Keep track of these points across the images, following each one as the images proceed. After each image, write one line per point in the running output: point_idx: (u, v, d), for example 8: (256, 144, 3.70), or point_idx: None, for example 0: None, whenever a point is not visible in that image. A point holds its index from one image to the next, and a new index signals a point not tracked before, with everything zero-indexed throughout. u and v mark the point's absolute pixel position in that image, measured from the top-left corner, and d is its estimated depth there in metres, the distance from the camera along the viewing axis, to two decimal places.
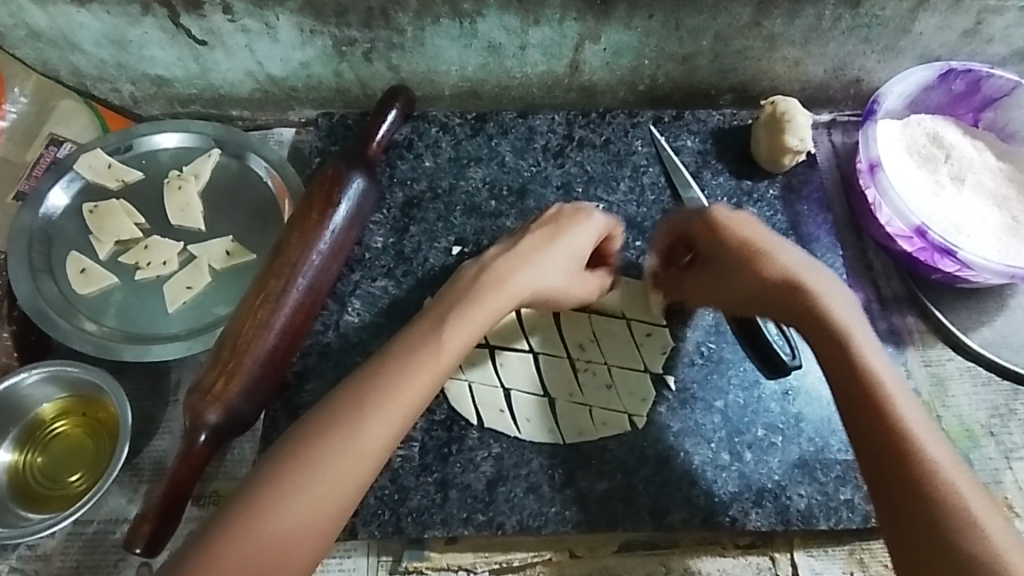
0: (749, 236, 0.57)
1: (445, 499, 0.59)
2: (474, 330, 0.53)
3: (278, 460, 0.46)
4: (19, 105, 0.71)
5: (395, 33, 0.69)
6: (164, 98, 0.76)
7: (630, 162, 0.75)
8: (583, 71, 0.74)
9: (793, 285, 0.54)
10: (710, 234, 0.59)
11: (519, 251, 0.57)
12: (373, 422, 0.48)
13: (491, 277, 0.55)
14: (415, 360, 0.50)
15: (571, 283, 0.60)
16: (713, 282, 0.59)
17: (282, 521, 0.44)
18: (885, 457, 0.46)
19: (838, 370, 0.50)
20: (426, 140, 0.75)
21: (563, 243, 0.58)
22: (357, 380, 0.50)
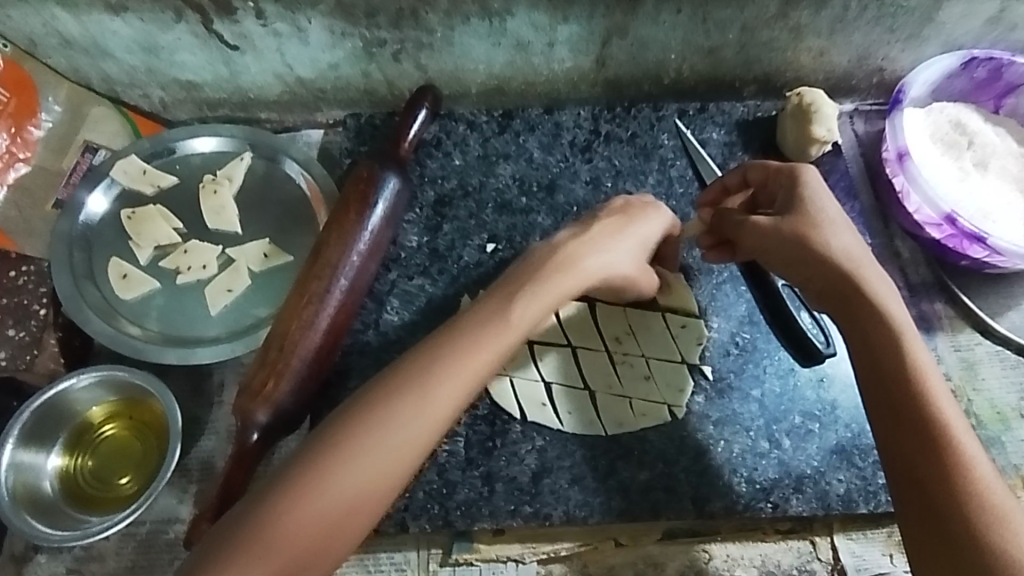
0: (820, 199, 0.56)
1: (492, 492, 0.59)
2: (537, 316, 0.53)
3: (325, 444, 0.48)
4: (53, 112, 0.70)
5: (424, 33, 0.68)
6: (193, 102, 0.76)
7: (657, 155, 0.76)
8: (610, 66, 0.74)
9: (846, 260, 0.53)
10: (787, 188, 0.57)
11: (592, 235, 0.57)
12: (421, 411, 0.49)
13: (562, 260, 0.55)
14: (473, 346, 0.50)
15: (639, 272, 0.60)
16: (770, 233, 0.55)
17: (321, 510, 0.46)
18: (912, 437, 0.48)
19: (876, 348, 0.51)
20: (454, 138, 0.76)
21: (632, 230, 0.59)
22: (407, 367, 0.50)
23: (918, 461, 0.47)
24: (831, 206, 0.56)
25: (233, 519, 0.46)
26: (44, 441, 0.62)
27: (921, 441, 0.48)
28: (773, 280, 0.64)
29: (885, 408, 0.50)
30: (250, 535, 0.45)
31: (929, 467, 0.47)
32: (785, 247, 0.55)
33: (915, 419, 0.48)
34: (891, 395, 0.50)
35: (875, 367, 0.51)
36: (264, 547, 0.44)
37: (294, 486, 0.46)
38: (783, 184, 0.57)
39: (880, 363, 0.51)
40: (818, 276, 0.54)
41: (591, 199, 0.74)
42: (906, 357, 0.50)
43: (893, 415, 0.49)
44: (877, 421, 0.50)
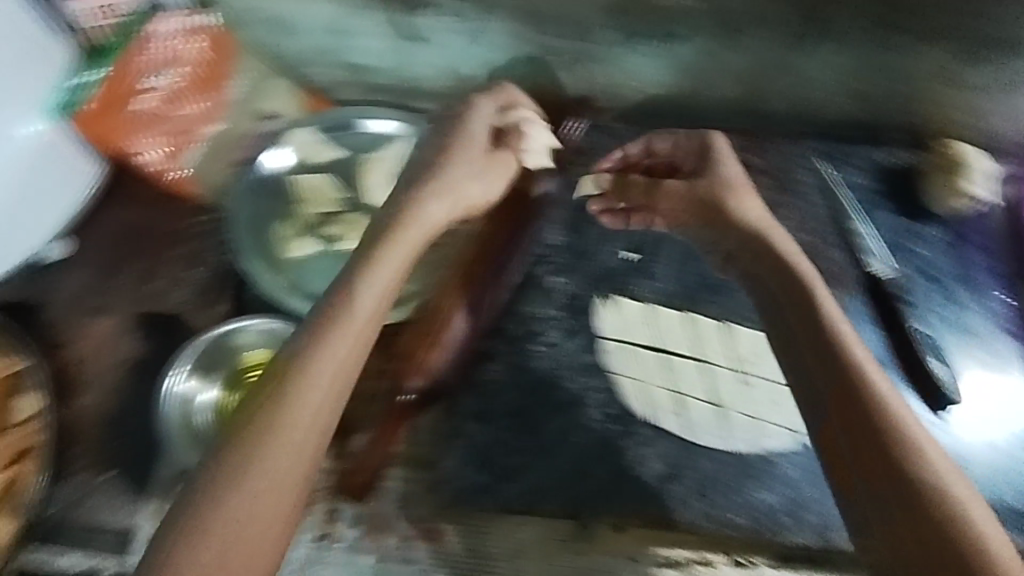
0: (726, 164, 0.71)
1: (620, 488, 0.63)
2: (389, 282, 0.57)
3: (246, 418, 0.47)
4: (241, 81, 0.73)
5: (593, 46, 0.72)
6: (359, 87, 0.77)
7: (797, 191, 0.76)
8: (762, 98, 0.75)
9: (755, 225, 0.65)
10: (693, 154, 0.73)
11: (457, 159, 0.67)
12: (315, 380, 0.49)
13: (441, 185, 0.65)
14: (337, 321, 0.52)
15: (491, 177, 0.69)
16: (689, 189, 0.69)
17: (254, 492, 0.45)
18: (873, 445, 0.48)
19: (807, 355, 0.55)
20: (598, 148, 0.77)
21: (467, 154, 0.68)
22: (294, 347, 0.51)
23: (879, 470, 0.47)
24: (733, 171, 0.70)
25: (153, 555, 0.42)
26: (208, 372, 0.67)
27: (875, 447, 0.48)
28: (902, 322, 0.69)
29: (843, 420, 0.50)
30: (178, 547, 0.42)
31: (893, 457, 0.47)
32: (689, 204, 0.69)
33: (875, 422, 0.49)
34: (846, 394, 0.51)
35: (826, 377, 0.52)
36: (217, 525, 0.43)
37: (224, 485, 0.44)
38: (696, 151, 0.73)
39: (830, 373, 0.52)
40: (780, 285, 0.60)
41: None
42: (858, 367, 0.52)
43: (850, 418, 0.50)
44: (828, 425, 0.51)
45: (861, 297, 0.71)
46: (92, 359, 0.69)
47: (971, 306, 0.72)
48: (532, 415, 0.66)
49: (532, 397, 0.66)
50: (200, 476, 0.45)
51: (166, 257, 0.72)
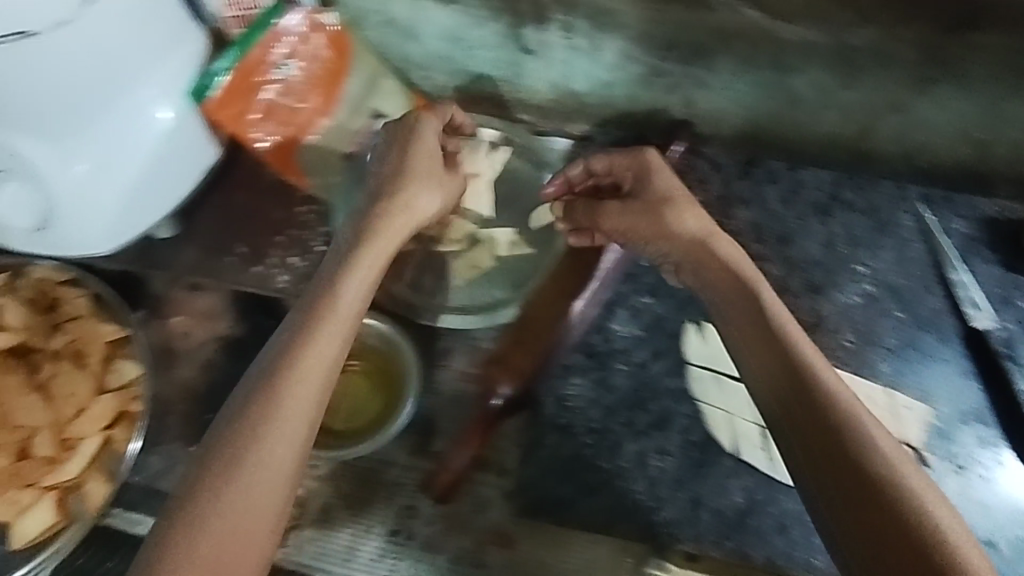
0: (658, 173, 0.65)
1: (697, 517, 0.63)
2: (369, 280, 0.55)
3: (225, 430, 0.48)
4: (356, 77, 0.75)
5: (709, 73, 0.71)
6: (466, 92, 0.82)
7: (895, 232, 0.76)
8: (871, 137, 0.75)
9: (684, 234, 0.61)
10: (636, 169, 0.66)
11: (417, 183, 0.61)
12: (297, 383, 0.49)
13: (403, 205, 0.60)
14: (317, 323, 0.51)
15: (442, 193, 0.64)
16: (627, 208, 0.64)
17: (240, 497, 0.45)
18: (865, 491, 0.45)
19: (788, 399, 0.50)
20: (697, 173, 0.80)
21: (415, 162, 0.62)
22: (275, 353, 0.50)
23: (875, 523, 0.44)
24: (672, 182, 0.64)
25: (146, 559, 0.43)
26: None
27: (861, 496, 0.45)
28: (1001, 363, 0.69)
29: (826, 471, 0.47)
30: (173, 548, 0.43)
31: (868, 499, 0.45)
32: (644, 226, 0.63)
33: (868, 470, 0.45)
34: (827, 438, 0.47)
35: (802, 421, 0.49)
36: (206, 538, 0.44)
37: (208, 491, 0.45)
38: (631, 165, 0.66)
39: (801, 418, 0.49)
40: (736, 313, 0.57)
41: (823, 259, 0.75)
42: (829, 402, 0.49)
43: (828, 464, 0.47)
44: (807, 472, 0.48)
45: (959, 345, 0.71)
46: (194, 329, 0.73)
47: None
48: (612, 435, 0.66)
49: (615, 418, 0.67)
50: (188, 482, 0.46)
51: (266, 241, 0.75)
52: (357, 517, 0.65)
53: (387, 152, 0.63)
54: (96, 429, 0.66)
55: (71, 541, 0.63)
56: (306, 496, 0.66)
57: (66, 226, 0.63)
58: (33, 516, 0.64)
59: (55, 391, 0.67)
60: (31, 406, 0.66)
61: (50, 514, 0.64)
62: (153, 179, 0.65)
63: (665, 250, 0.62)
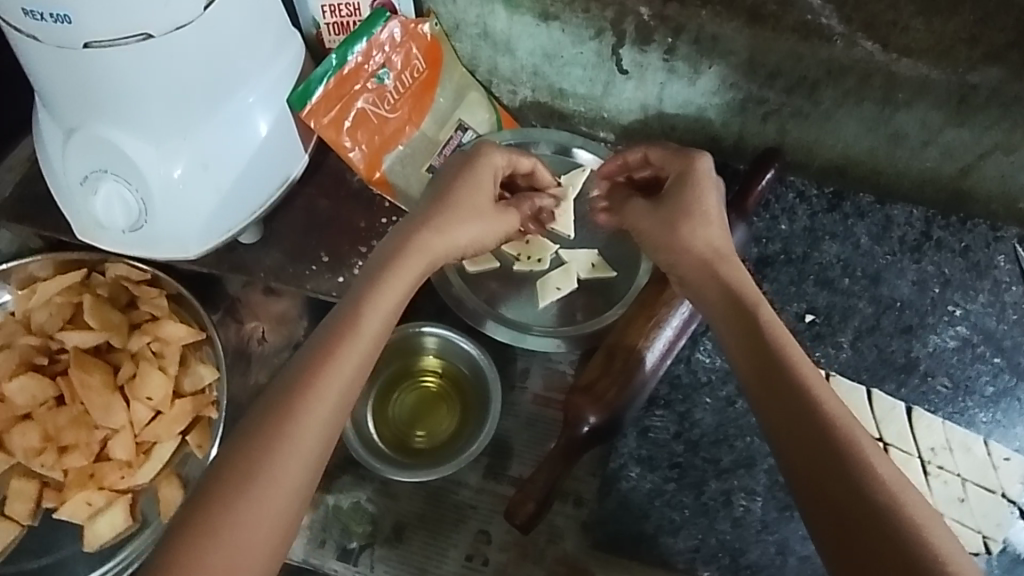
0: (703, 183, 0.60)
1: (785, 563, 0.60)
2: (395, 305, 0.53)
3: (235, 448, 0.46)
4: (445, 91, 0.75)
5: (809, 103, 0.70)
6: (550, 110, 0.80)
7: (991, 276, 0.74)
8: (972, 176, 0.73)
9: (704, 258, 0.56)
10: (678, 172, 0.61)
11: (455, 210, 0.59)
12: (313, 407, 0.47)
13: (435, 228, 0.58)
14: (338, 345, 0.49)
15: (489, 230, 0.62)
16: (647, 211, 0.61)
17: (243, 525, 0.43)
18: (883, 556, 0.40)
19: (797, 444, 0.45)
20: (783, 204, 0.78)
21: (465, 196, 0.60)
22: (290, 376, 0.48)
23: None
24: (711, 199, 0.59)
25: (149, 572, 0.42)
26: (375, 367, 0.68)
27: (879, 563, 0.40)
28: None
29: (837, 524, 0.42)
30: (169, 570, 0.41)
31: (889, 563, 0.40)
32: (657, 238, 0.59)
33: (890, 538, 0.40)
34: (844, 498, 0.42)
35: (825, 469, 0.43)
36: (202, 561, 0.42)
37: (212, 512, 0.43)
38: (676, 167, 0.61)
39: (814, 465, 0.44)
40: (747, 329, 0.51)
41: (916, 300, 0.73)
42: (853, 449, 0.43)
43: (846, 520, 0.42)
44: (826, 529, 0.43)
45: None
46: (270, 334, 0.73)
47: None
48: (696, 471, 0.63)
49: (699, 452, 0.64)
50: (193, 503, 0.44)
51: (348, 251, 0.71)
52: (428, 539, 0.63)
53: (443, 185, 0.61)
54: (171, 433, 0.66)
55: (144, 544, 0.63)
56: (379, 514, 0.64)
57: (157, 229, 0.63)
58: (108, 517, 0.64)
59: (133, 392, 0.66)
60: (111, 406, 0.65)
61: (125, 516, 0.64)
62: (242, 188, 0.64)
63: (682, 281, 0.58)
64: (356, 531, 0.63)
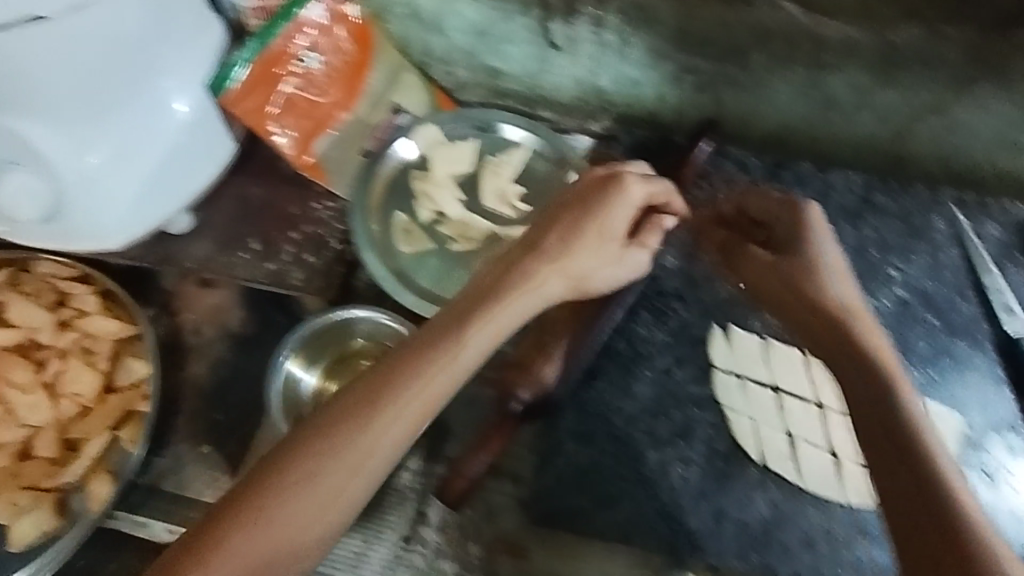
0: (821, 240, 0.53)
1: (721, 529, 0.60)
2: (489, 339, 0.47)
3: (305, 442, 0.43)
4: (377, 71, 0.73)
5: (740, 71, 0.70)
6: (490, 89, 0.80)
7: (930, 237, 0.74)
8: (907, 140, 0.72)
9: (836, 302, 0.50)
10: (789, 223, 0.54)
11: (575, 244, 0.50)
12: (383, 421, 0.44)
13: (542, 259, 0.49)
14: (421, 364, 0.45)
15: (605, 266, 0.53)
16: (770, 261, 0.54)
17: (279, 531, 0.42)
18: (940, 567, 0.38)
19: (891, 464, 0.43)
20: (724, 175, 0.78)
21: (579, 220, 0.51)
22: (372, 383, 0.45)
23: None
24: (829, 245, 0.53)
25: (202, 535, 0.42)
26: (309, 358, 0.67)
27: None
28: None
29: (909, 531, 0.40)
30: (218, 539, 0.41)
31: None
32: (778, 278, 0.53)
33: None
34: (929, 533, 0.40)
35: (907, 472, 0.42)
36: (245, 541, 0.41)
37: (263, 499, 0.42)
38: (784, 215, 0.55)
39: (904, 488, 0.41)
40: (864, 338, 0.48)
41: (855, 265, 0.73)
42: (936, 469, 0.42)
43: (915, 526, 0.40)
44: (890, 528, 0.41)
45: (992, 353, 0.68)
46: (204, 326, 0.71)
47: None
48: (633, 442, 0.63)
49: (637, 424, 0.63)
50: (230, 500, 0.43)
51: (279, 237, 0.72)
52: (363, 523, 0.62)
53: (562, 201, 0.52)
54: (102, 427, 0.64)
55: (70, 545, 0.60)
56: None
57: (79, 216, 0.62)
58: (33, 517, 0.61)
59: (62, 388, 0.65)
60: (37, 404, 0.64)
61: (52, 515, 0.61)
62: (168, 172, 0.64)
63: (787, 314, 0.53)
64: None
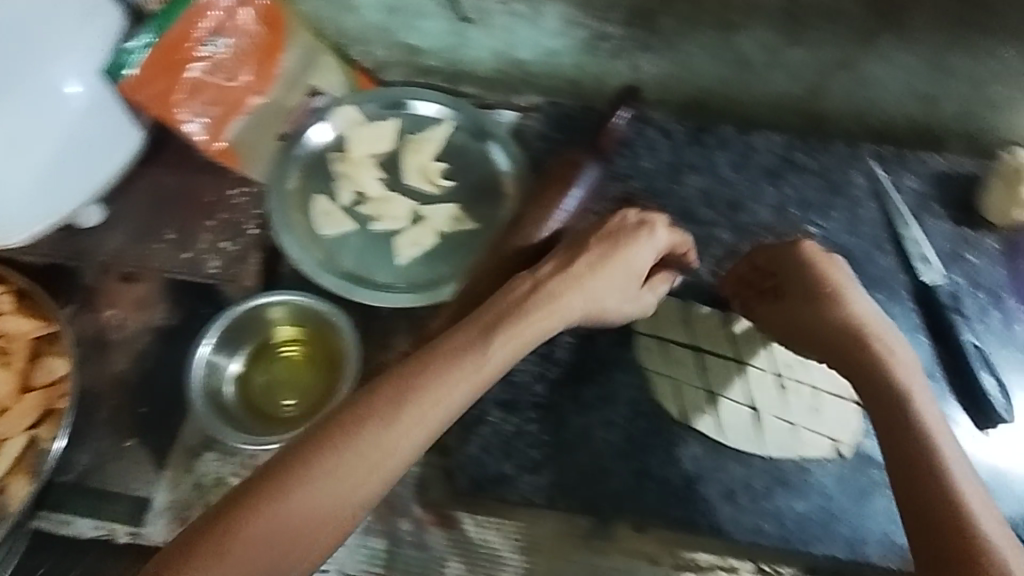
0: (826, 270, 0.57)
1: (645, 488, 0.61)
2: (515, 350, 0.50)
3: (329, 434, 0.44)
4: (291, 53, 0.72)
5: (652, 35, 0.70)
6: (409, 67, 0.78)
7: (848, 193, 0.75)
8: (820, 97, 0.73)
9: (850, 317, 0.54)
10: (792, 263, 0.58)
11: (598, 273, 0.55)
12: (410, 423, 0.45)
13: (568, 288, 0.54)
14: (449, 372, 0.47)
15: (622, 303, 0.58)
16: (782, 305, 0.58)
17: (294, 518, 0.42)
18: (940, 538, 0.41)
19: (897, 452, 0.46)
20: (647, 142, 0.77)
21: (615, 263, 0.56)
22: (399, 383, 0.47)
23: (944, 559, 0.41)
24: (841, 274, 0.57)
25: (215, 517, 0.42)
26: (229, 347, 0.67)
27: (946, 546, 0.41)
28: (959, 337, 0.67)
29: (917, 509, 0.43)
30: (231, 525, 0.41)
31: (950, 550, 0.41)
32: (790, 314, 0.57)
33: (965, 568, 0.40)
34: (924, 513, 0.43)
35: (909, 456, 0.46)
36: (259, 526, 0.41)
37: (281, 486, 0.42)
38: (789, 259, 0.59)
39: (917, 466, 0.45)
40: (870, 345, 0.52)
41: (775, 224, 0.74)
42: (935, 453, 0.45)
43: (922, 501, 0.43)
44: (905, 505, 0.44)
45: (909, 302, 0.70)
46: (127, 321, 0.70)
47: None
48: (557, 409, 0.64)
49: (560, 390, 0.64)
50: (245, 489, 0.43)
51: (195, 225, 0.72)
52: None
53: (594, 239, 0.57)
54: (19, 429, 0.63)
55: None
56: None
57: None
58: None
59: None
60: None
61: None
62: (70, 164, 0.63)
63: (798, 346, 0.57)
64: None
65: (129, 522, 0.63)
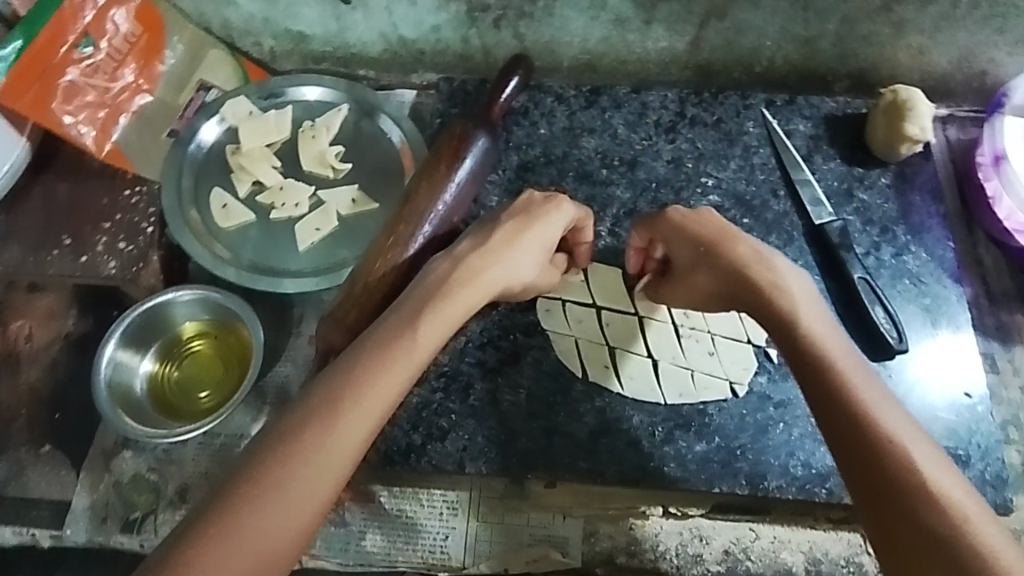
0: (696, 226, 0.57)
1: (552, 445, 0.63)
2: (452, 324, 0.52)
3: (271, 446, 0.44)
4: (176, 52, 0.74)
5: (527, 2, 0.70)
6: (300, 55, 0.78)
7: (741, 142, 0.75)
8: (703, 49, 0.75)
9: (735, 267, 0.54)
10: (669, 231, 0.58)
11: (511, 249, 0.56)
12: (352, 416, 0.46)
13: (484, 264, 0.55)
14: (384, 361, 0.48)
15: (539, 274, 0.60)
16: (679, 273, 0.59)
17: (256, 533, 0.42)
18: (875, 472, 0.43)
19: (819, 396, 0.47)
20: (542, 109, 0.78)
21: (533, 234, 0.58)
22: (332, 382, 0.47)
23: (884, 488, 0.43)
24: (716, 221, 0.57)
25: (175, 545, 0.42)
26: (139, 346, 0.67)
27: (881, 480, 0.43)
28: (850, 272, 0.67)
29: (848, 450, 0.44)
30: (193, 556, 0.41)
31: (888, 482, 0.42)
32: (690, 277, 0.58)
33: (909, 494, 0.42)
34: (857, 450, 0.44)
35: (829, 402, 0.46)
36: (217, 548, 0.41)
37: (231, 507, 0.42)
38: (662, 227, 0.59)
39: (840, 410, 0.45)
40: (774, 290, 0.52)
41: (671, 178, 0.74)
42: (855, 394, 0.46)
43: (855, 440, 0.44)
44: (836, 446, 0.45)
45: (802, 243, 0.71)
46: (36, 332, 0.71)
47: (917, 252, 0.71)
48: (462, 376, 0.65)
49: (465, 359, 0.66)
50: (211, 499, 0.43)
51: (91, 231, 0.72)
52: None
53: (504, 218, 0.58)
54: None
55: None
56: (160, 480, 0.65)
57: None
58: None
59: None
60: None
61: None
62: None
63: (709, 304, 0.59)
64: (139, 501, 0.64)
65: (50, 526, 0.64)
